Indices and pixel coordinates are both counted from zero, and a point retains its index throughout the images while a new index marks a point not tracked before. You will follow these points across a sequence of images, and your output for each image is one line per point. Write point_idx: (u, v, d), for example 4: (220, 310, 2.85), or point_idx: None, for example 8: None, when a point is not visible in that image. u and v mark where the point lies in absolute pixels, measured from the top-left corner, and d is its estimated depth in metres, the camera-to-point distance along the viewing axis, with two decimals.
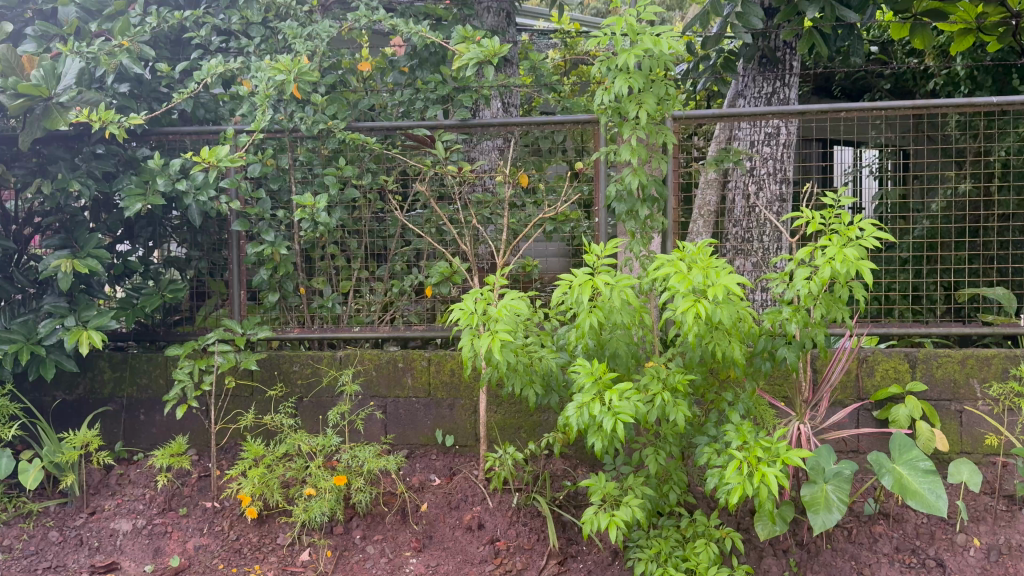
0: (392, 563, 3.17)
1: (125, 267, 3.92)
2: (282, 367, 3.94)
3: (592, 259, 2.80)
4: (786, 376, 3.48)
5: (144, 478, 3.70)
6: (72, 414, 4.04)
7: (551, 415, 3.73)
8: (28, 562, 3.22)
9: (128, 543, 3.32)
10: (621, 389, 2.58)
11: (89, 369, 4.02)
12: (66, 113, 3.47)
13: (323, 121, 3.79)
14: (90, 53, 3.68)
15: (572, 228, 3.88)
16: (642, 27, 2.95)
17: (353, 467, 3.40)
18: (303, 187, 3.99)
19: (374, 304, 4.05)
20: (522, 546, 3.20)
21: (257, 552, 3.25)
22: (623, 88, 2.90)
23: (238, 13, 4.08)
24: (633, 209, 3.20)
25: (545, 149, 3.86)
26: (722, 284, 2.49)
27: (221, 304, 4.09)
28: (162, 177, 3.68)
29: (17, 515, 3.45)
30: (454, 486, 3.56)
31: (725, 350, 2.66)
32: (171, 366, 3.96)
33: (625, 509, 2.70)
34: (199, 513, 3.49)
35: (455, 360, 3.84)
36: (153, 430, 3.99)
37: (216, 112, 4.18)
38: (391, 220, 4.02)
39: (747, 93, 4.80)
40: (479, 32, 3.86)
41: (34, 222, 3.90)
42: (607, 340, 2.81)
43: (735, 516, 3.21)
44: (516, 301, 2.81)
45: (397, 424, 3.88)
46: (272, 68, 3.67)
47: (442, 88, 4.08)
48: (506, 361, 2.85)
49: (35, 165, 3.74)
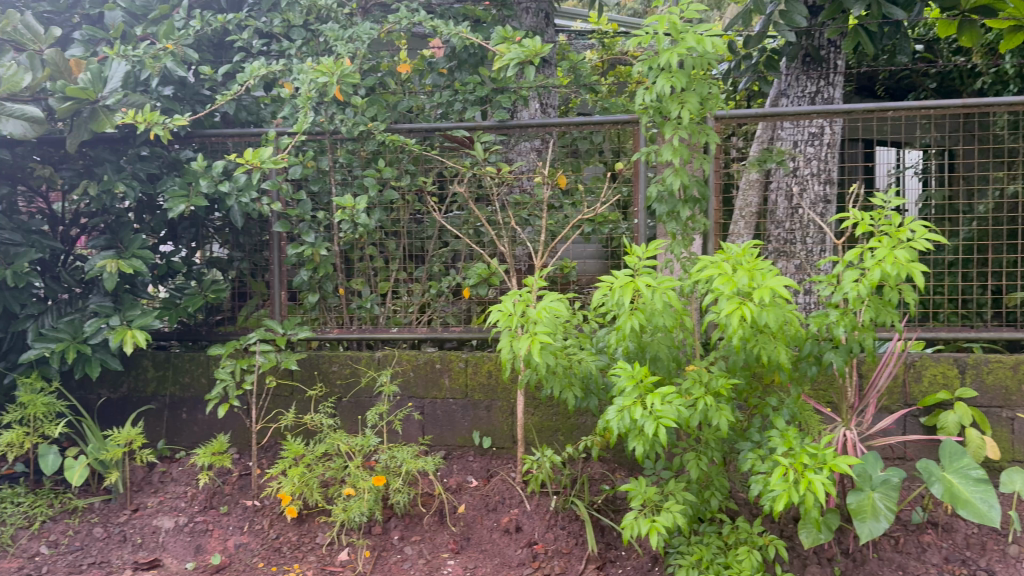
0: (429, 565, 3.16)
1: (169, 267, 3.98)
2: (321, 367, 3.97)
3: (634, 260, 2.75)
4: (831, 380, 3.41)
5: (187, 475, 3.75)
6: (117, 412, 4.10)
7: (589, 418, 3.69)
8: (73, 558, 3.27)
9: (170, 540, 3.36)
10: (663, 393, 2.54)
11: (133, 368, 4.08)
12: (112, 115, 3.53)
13: (363, 122, 3.84)
14: (135, 56, 3.74)
15: (610, 230, 3.84)
16: (685, 26, 2.92)
17: (391, 467, 3.40)
18: (343, 189, 4.02)
19: (411, 305, 4.07)
20: (561, 551, 3.16)
21: (296, 552, 3.27)
22: (666, 87, 2.86)
23: (280, 15, 4.11)
24: (674, 210, 3.15)
25: (583, 150, 3.85)
26: (770, 287, 2.44)
27: (262, 304, 4.14)
28: (205, 178, 3.72)
29: (63, 511, 3.52)
30: (492, 488, 3.55)
31: (771, 355, 2.60)
32: (213, 366, 4.01)
33: (667, 515, 2.65)
34: (240, 511, 3.53)
35: (494, 363, 3.83)
36: (194, 429, 4.03)
37: (258, 114, 4.14)
38: (430, 221, 4.03)
39: (790, 92, 4.76)
40: (519, 32, 3.85)
41: (80, 223, 3.99)
42: (647, 342, 2.77)
43: (779, 523, 3.14)
44: (556, 303, 2.78)
45: (435, 425, 3.89)
46: (314, 69, 3.69)
47: (481, 88, 4.06)
48: (545, 364, 2.83)
49: (82, 167, 3.84)
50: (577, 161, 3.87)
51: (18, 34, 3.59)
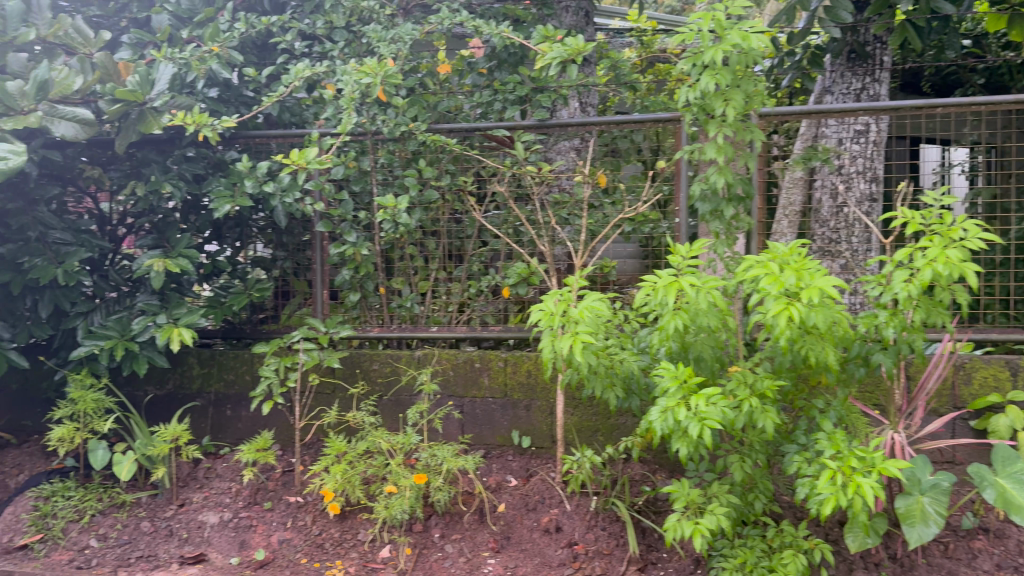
0: (470, 563, 3.17)
1: (214, 267, 4.04)
2: (362, 365, 4.00)
3: (678, 259, 2.72)
4: (878, 382, 3.35)
5: (231, 472, 3.80)
6: (163, 409, 4.17)
7: (629, 419, 3.66)
8: (122, 551, 3.35)
9: (216, 535, 3.42)
10: (708, 394, 2.51)
11: (179, 365, 4.14)
12: (160, 117, 3.59)
13: (405, 123, 3.89)
14: (182, 59, 3.83)
15: (651, 229, 3.81)
16: (730, 23, 2.88)
17: (432, 465, 3.41)
18: (384, 189, 4.05)
19: (451, 305, 4.09)
20: (602, 552, 3.15)
21: (339, 548, 3.30)
22: (710, 85, 2.85)
23: (323, 17, 4.16)
24: (718, 209, 3.13)
25: (623, 149, 3.83)
26: (818, 287, 2.40)
27: (305, 303, 4.20)
28: (250, 179, 3.78)
29: (112, 505, 3.60)
30: (531, 487, 3.55)
31: (818, 356, 2.56)
32: (257, 363, 4.07)
33: (710, 517, 2.62)
34: (283, 507, 3.57)
35: (533, 362, 3.82)
36: (239, 425, 4.09)
37: (301, 116, 4.22)
38: (469, 221, 4.03)
39: (835, 89, 4.64)
40: (560, 30, 3.84)
41: (127, 222, 4.07)
42: (690, 343, 2.74)
43: (824, 527, 3.09)
44: (598, 302, 2.77)
45: (474, 424, 3.90)
46: (358, 70, 3.71)
47: (521, 88, 4.06)
48: (586, 364, 2.82)
49: (129, 168, 3.92)
50: (617, 160, 3.86)
51: (69, 37, 3.67)
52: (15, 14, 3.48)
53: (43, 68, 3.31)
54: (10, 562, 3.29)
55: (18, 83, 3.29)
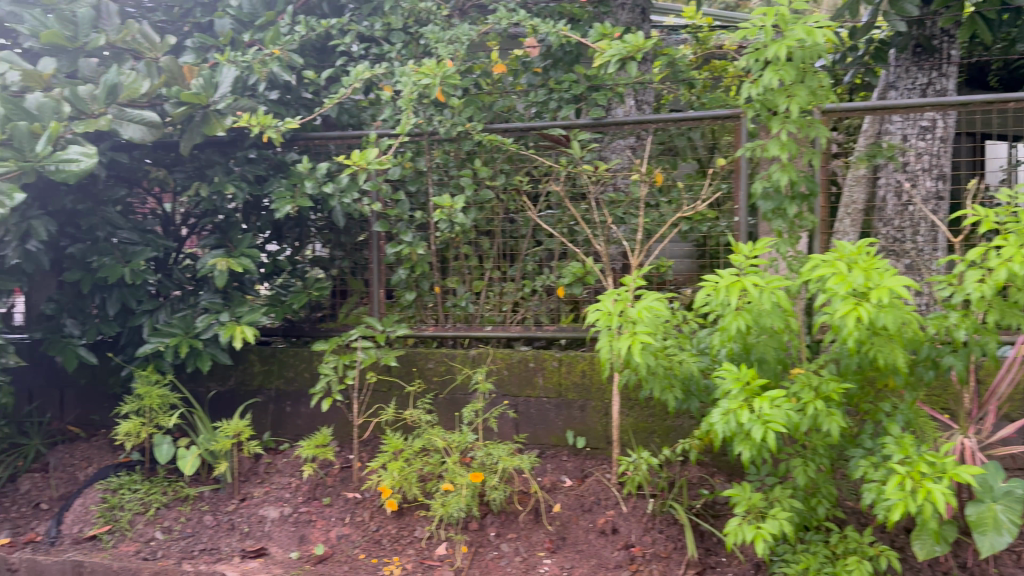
0: (526, 563, 3.16)
1: (275, 266, 4.12)
2: (418, 363, 4.04)
3: (740, 259, 2.68)
4: (947, 386, 3.25)
5: (291, 467, 3.87)
6: (226, 405, 4.25)
7: (687, 420, 3.62)
8: (186, 543, 3.43)
9: (276, 529, 3.48)
10: (772, 397, 2.46)
11: (240, 362, 4.23)
12: (223, 119, 3.68)
13: (462, 123, 3.89)
14: (244, 62, 3.87)
15: (709, 227, 3.75)
16: (794, 18, 2.83)
17: (487, 464, 3.41)
18: (440, 189, 4.07)
19: (505, 304, 4.10)
20: (659, 554, 3.11)
21: (396, 544, 3.34)
22: (774, 81, 2.80)
23: (382, 19, 4.20)
24: (781, 207, 3.08)
25: (681, 147, 3.80)
26: (888, 287, 2.34)
27: (362, 302, 4.26)
28: (310, 180, 3.84)
29: (176, 498, 3.69)
30: (587, 488, 3.53)
31: (887, 357, 2.50)
32: (316, 360, 4.13)
33: (772, 521, 2.58)
34: (341, 503, 3.62)
35: (588, 362, 3.81)
36: (299, 422, 4.16)
37: (359, 117, 4.25)
38: (523, 220, 4.02)
39: (899, 84, 4.45)
40: (617, 29, 3.83)
41: (190, 223, 4.16)
42: (753, 344, 2.70)
43: (890, 533, 3.01)
44: (658, 302, 2.74)
45: (529, 423, 3.90)
46: (417, 72, 3.73)
47: (576, 87, 4.06)
48: (645, 364, 2.79)
49: (193, 169, 4.02)
50: (674, 158, 3.82)
51: (136, 43, 3.75)
52: (86, 21, 3.58)
53: (112, 72, 3.41)
54: (80, 551, 3.40)
55: (88, 88, 3.41)
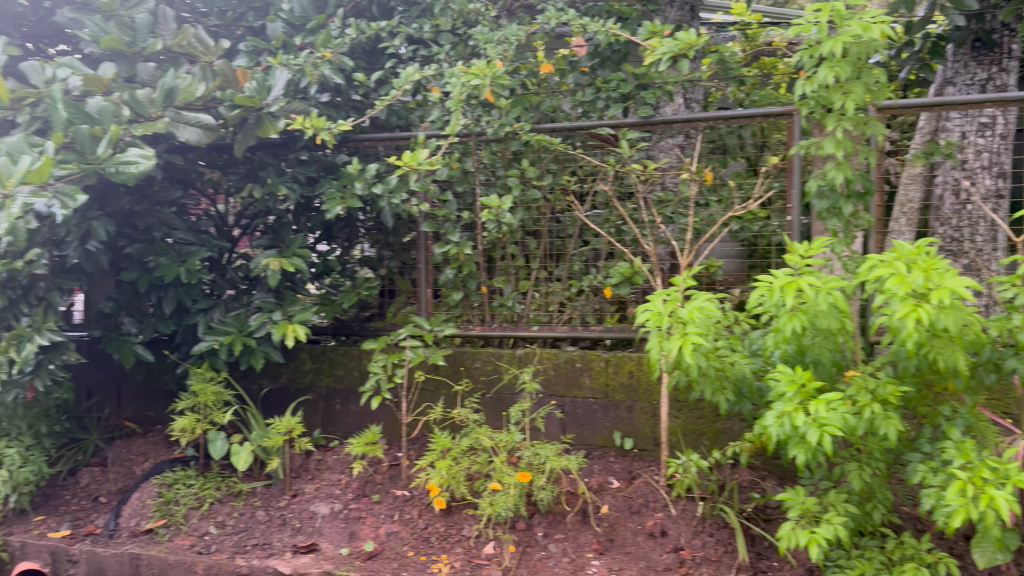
0: (574, 564, 3.15)
1: (325, 266, 4.18)
2: (466, 363, 4.06)
3: (795, 259, 2.64)
4: (1008, 390, 3.16)
5: (341, 464, 3.93)
6: (278, 402, 4.32)
7: (738, 423, 3.57)
8: (239, 538, 3.50)
9: (326, 525, 3.53)
10: (828, 399, 2.42)
11: (292, 360, 4.30)
12: (276, 121, 3.74)
13: (510, 124, 3.88)
14: (297, 65, 3.94)
15: (761, 227, 3.70)
16: (850, 13, 2.77)
17: (535, 464, 3.41)
18: (488, 189, 4.08)
19: (552, 304, 4.10)
20: (709, 558, 3.08)
21: (444, 542, 3.36)
22: (828, 78, 2.76)
23: (431, 21, 4.24)
24: (836, 206, 3.05)
25: (732, 145, 3.75)
26: (949, 287, 2.28)
27: (410, 301, 4.30)
28: (360, 181, 3.88)
29: (229, 494, 3.77)
30: (635, 490, 3.51)
31: (947, 360, 2.44)
32: (365, 359, 4.18)
33: (827, 526, 2.54)
34: (390, 500, 3.66)
35: (635, 363, 3.79)
36: (348, 419, 4.21)
37: (408, 118, 4.28)
38: (570, 220, 4.01)
39: (957, 80, 4.34)
40: (667, 26, 3.80)
41: (242, 223, 4.25)
42: (807, 346, 2.66)
43: (948, 540, 2.94)
44: (710, 303, 2.72)
45: (576, 424, 3.89)
46: (467, 73, 3.74)
47: (624, 85, 4.03)
48: (697, 366, 2.77)
49: (246, 171, 4.09)
50: (725, 156, 3.78)
51: (191, 47, 3.82)
52: (143, 26, 3.68)
53: (169, 76, 3.48)
54: (137, 544, 3.48)
55: (147, 92, 3.49)
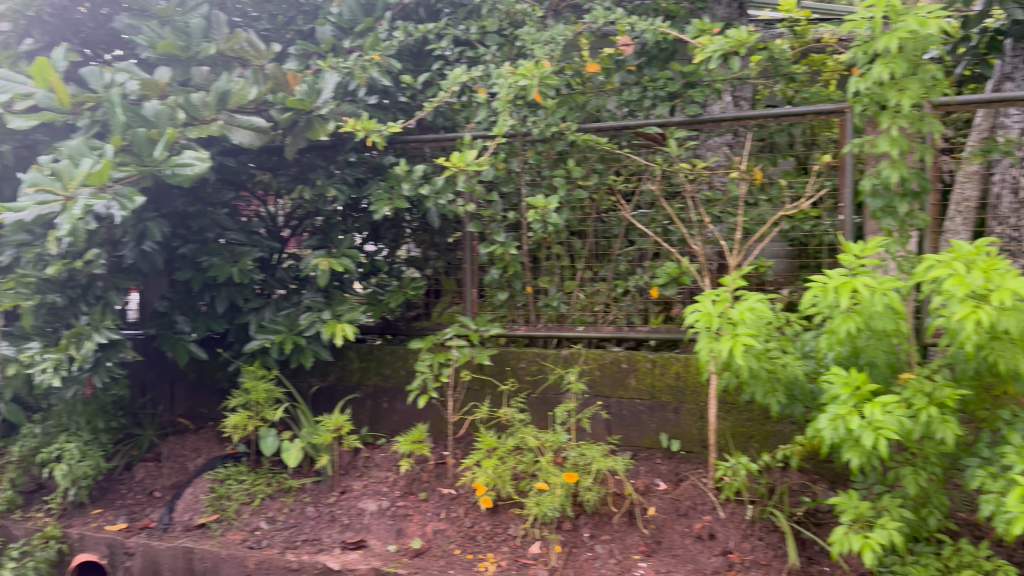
0: (621, 565, 3.13)
1: (373, 267, 4.22)
2: (511, 362, 4.08)
3: (849, 259, 2.60)
4: None
5: (389, 461, 3.97)
6: (326, 400, 4.38)
7: (788, 426, 3.52)
8: (289, 533, 3.56)
9: (374, 522, 3.57)
10: (884, 402, 2.38)
11: (340, 358, 4.36)
12: (325, 124, 3.81)
13: (556, 124, 3.87)
14: (346, 67, 4.01)
15: (812, 226, 3.63)
16: (905, 8, 2.71)
17: (581, 464, 3.40)
18: (533, 189, 4.07)
19: (598, 304, 4.09)
20: (759, 562, 3.05)
21: (490, 541, 3.37)
22: (883, 75, 2.72)
23: (477, 23, 4.26)
24: (891, 205, 3.06)
25: (781, 143, 3.71)
26: (1011, 288, 2.23)
27: (455, 301, 4.33)
28: (407, 181, 3.92)
29: (280, 490, 3.83)
30: (682, 492, 3.48)
31: (1008, 363, 2.38)
32: (411, 358, 4.22)
33: (882, 531, 2.49)
34: (437, 498, 3.69)
35: (682, 364, 3.76)
36: (395, 417, 4.26)
37: (453, 120, 4.30)
38: (615, 220, 3.99)
39: (1017, 76, 4.23)
40: (716, 23, 3.76)
41: (292, 224, 4.32)
42: (862, 348, 2.62)
43: (1006, 548, 2.87)
44: (761, 304, 2.69)
45: (622, 425, 3.88)
46: (515, 73, 3.75)
47: (672, 84, 4.02)
48: (748, 367, 2.74)
49: (296, 173, 4.16)
50: (774, 155, 3.73)
51: (243, 51, 3.89)
52: (197, 31, 3.76)
53: (223, 79, 3.54)
54: (191, 538, 3.56)
55: (201, 95, 3.56)
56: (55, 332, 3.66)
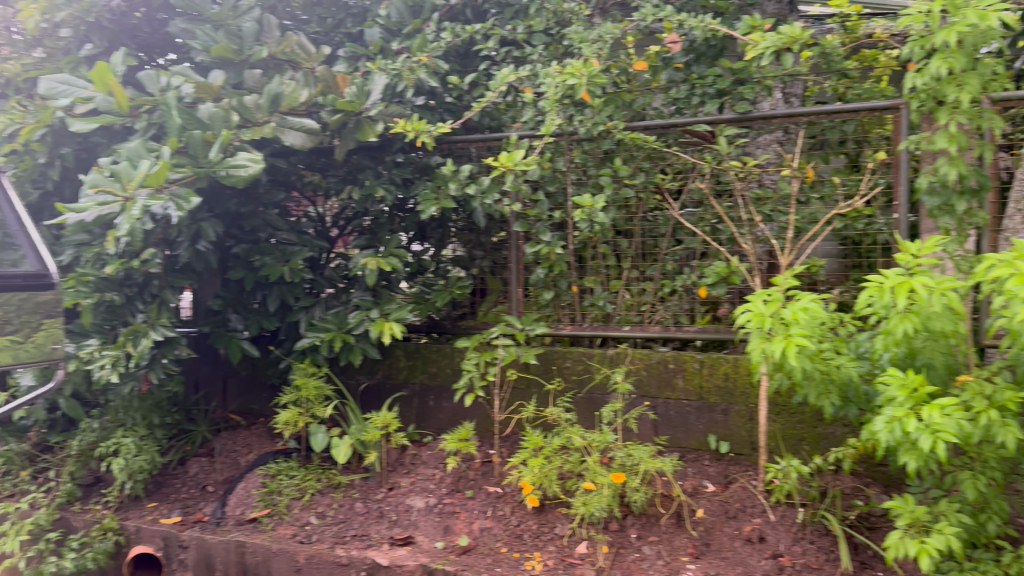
0: (669, 566, 3.11)
1: (419, 266, 4.28)
2: (556, 361, 4.08)
3: (906, 259, 2.55)
4: None
5: (435, 459, 4.00)
6: (374, 398, 4.43)
7: (840, 428, 3.46)
8: (338, 529, 3.60)
9: (422, 519, 3.60)
10: (942, 405, 2.33)
11: (387, 357, 4.40)
12: (374, 125, 3.85)
13: (603, 122, 3.87)
14: (394, 69, 4.03)
15: (865, 224, 3.57)
16: (964, 1, 2.64)
17: (628, 465, 3.39)
18: (579, 189, 4.06)
19: (644, 304, 4.07)
20: (810, 566, 3.00)
21: (537, 540, 3.37)
22: (941, 70, 2.66)
23: (524, 23, 4.28)
24: (948, 203, 3.01)
25: (833, 141, 3.65)
26: None
27: (501, 300, 4.33)
28: (453, 181, 3.94)
29: (329, 486, 3.89)
30: (731, 494, 3.45)
31: None
32: (457, 357, 4.25)
33: (939, 537, 2.44)
34: (483, 496, 3.71)
35: (731, 364, 3.72)
36: (441, 415, 4.29)
37: (499, 120, 4.32)
38: (663, 220, 3.97)
39: None
40: (767, 20, 3.72)
41: (339, 224, 4.35)
42: (918, 349, 2.56)
43: None
44: (815, 304, 2.65)
45: (669, 426, 3.85)
46: (563, 73, 3.73)
47: (721, 81, 4.05)
48: (801, 368, 2.71)
49: (345, 174, 4.24)
50: (826, 152, 3.67)
51: (294, 54, 3.94)
52: (250, 35, 3.84)
53: (275, 82, 3.61)
54: (243, 532, 3.62)
55: (253, 98, 3.62)
56: (113, 330, 3.77)
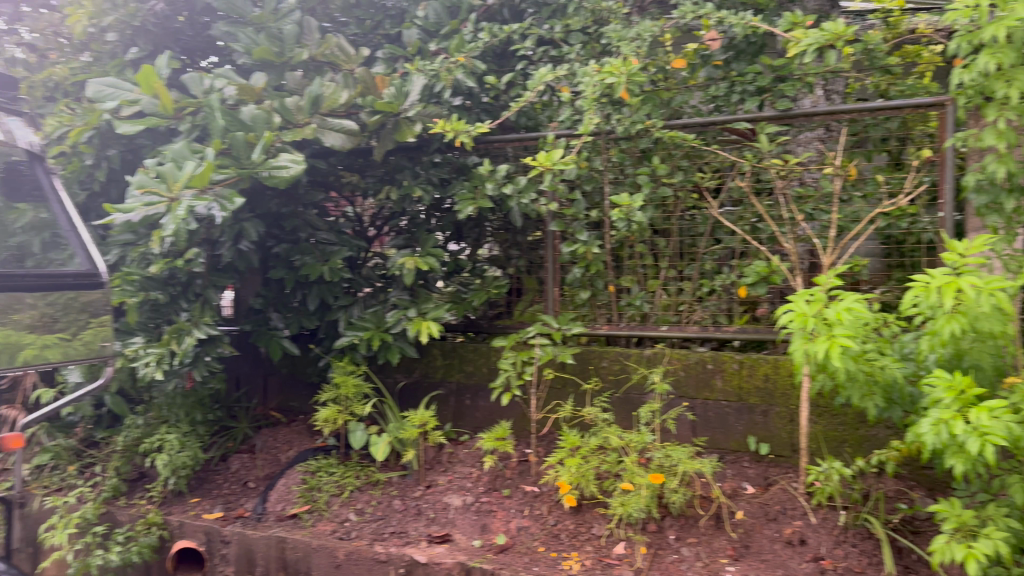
0: (708, 567, 3.08)
1: (456, 265, 4.29)
2: (593, 361, 4.07)
3: (953, 258, 2.50)
4: None
5: (473, 458, 4.03)
6: (411, 397, 4.47)
7: (883, 431, 3.41)
8: (377, 525, 3.63)
9: (459, 517, 3.62)
10: (991, 407, 2.28)
11: (424, 356, 4.43)
12: (413, 126, 3.88)
13: (641, 121, 3.85)
14: (432, 70, 4.05)
15: (909, 224, 3.51)
16: None
17: (667, 465, 3.37)
18: (616, 188, 4.05)
19: (683, 303, 4.03)
20: (852, 569, 2.95)
21: (574, 540, 3.37)
22: (990, 65, 2.61)
23: (562, 22, 4.28)
24: (996, 201, 2.96)
25: (876, 138, 3.59)
26: None
27: (537, 299, 4.33)
28: (491, 181, 3.95)
29: (368, 483, 3.93)
30: (771, 497, 3.42)
31: None
32: (494, 356, 4.26)
33: (986, 541, 2.39)
34: (520, 495, 3.72)
35: (771, 365, 3.68)
36: (478, 414, 4.31)
37: (536, 119, 4.32)
38: (701, 219, 3.95)
39: None
40: (809, 16, 3.69)
41: (377, 224, 4.38)
42: (965, 350, 2.52)
43: None
44: (859, 304, 2.61)
45: (707, 427, 3.83)
46: (601, 71, 3.72)
47: (761, 79, 4.00)
48: (844, 369, 2.67)
49: (384, 173, 4.26)
50: (868, 150, 3.62)
51: (333, 55, 3.97)
52: (290, 37, 3.88)
53: (315, 84, 3.65)
54: (283, 528, 3.67)
55: (295, 100, 3.66)
56: (157, 328, 3.86)
